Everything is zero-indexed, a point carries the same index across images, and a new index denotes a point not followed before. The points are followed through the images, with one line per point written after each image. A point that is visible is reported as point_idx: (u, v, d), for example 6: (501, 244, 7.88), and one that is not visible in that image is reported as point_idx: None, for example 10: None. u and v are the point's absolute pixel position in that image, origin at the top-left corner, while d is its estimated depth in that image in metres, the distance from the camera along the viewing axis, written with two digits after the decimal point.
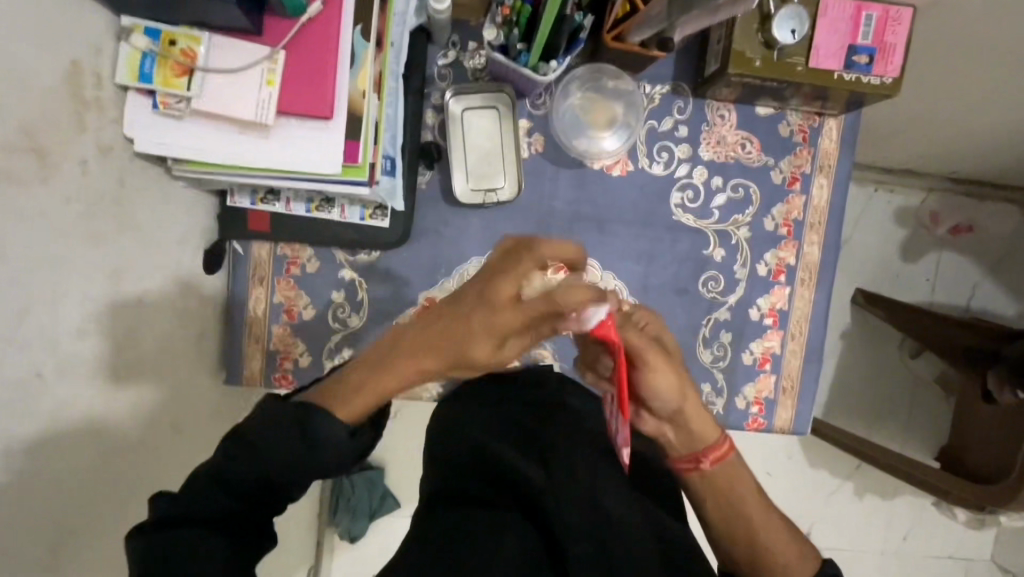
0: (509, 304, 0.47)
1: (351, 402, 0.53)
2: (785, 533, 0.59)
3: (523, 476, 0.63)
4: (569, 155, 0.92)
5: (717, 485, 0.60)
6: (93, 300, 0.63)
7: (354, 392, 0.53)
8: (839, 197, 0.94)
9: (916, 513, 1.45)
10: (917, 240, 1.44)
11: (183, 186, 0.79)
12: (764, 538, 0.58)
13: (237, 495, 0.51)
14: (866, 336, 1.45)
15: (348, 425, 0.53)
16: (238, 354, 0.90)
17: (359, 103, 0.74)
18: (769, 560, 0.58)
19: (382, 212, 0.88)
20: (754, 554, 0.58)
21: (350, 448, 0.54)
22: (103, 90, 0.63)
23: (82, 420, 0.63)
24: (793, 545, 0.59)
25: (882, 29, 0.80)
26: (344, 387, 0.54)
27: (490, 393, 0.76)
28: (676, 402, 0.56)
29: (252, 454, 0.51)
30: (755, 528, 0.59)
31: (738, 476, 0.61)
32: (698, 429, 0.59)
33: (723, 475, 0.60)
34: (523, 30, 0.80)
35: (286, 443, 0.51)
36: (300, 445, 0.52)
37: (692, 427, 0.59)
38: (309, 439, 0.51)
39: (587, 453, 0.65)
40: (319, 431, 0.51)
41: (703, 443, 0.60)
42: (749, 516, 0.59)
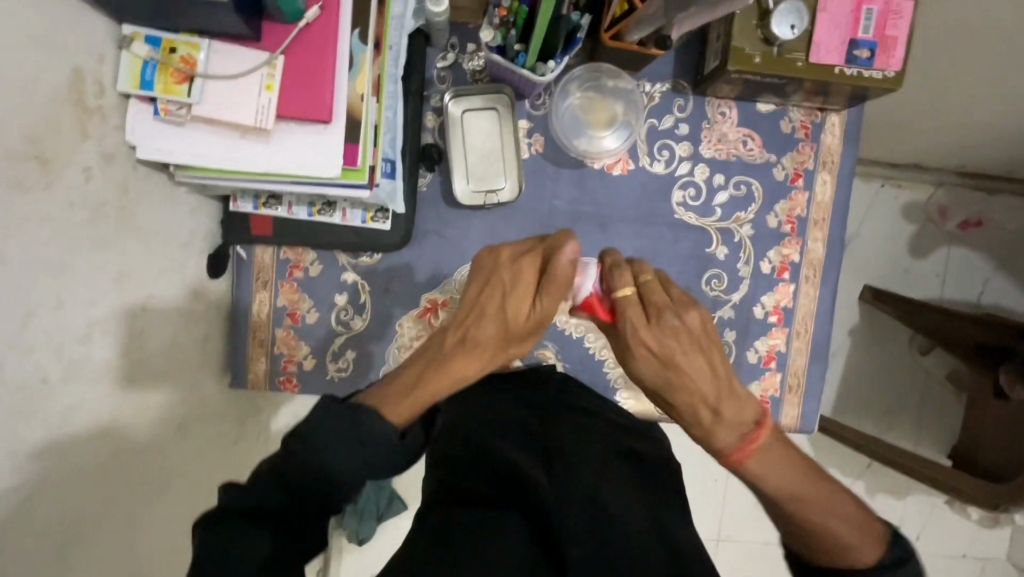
0: (532, 269, 0.60)
1: (399, 404, 0.58)
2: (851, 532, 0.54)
3: (523, 475, 0.62)
4: (570, 154, 0.92)
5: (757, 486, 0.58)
6: (98, 304, 0.64)
7: (402, 397, 0.58)
8: (842, 193, 0.93)
9: (930, 511, 1.43)
10: (926, 235, 1.42)
11: (186, 191, 0.80)
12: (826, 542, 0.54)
13: (289, 492, 0.52)
14: (874, 333, 1.44)
15: (396, 426, 0.56)
16: (243, 356, 0.91)
17: (357, 106, 0.74)
18: (832, 551, 0.54)
19: (383, 215, 0.88)
20: (812, 553, 0.56)
21: (401, 449, 0.56)
22: (105, 98, 0.64)
23: (88, 423, 0.63)
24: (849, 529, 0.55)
25: (882, 22, 0.79)
26: (394, 395, 0.58)
27: (496, 395, 0.77)
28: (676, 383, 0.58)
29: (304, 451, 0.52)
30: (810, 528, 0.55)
31: (783, 466, 0.57)
32: (725, 419, 0.57)
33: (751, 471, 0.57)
34: (521, 30, 0.80)
35: (340, 445, 0.53)
36: (354, 445, 0.53)
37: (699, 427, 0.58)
38: (365, 437, 0.54)
39: (598, 454, 0.65)
40: (371, 429, 0.54)
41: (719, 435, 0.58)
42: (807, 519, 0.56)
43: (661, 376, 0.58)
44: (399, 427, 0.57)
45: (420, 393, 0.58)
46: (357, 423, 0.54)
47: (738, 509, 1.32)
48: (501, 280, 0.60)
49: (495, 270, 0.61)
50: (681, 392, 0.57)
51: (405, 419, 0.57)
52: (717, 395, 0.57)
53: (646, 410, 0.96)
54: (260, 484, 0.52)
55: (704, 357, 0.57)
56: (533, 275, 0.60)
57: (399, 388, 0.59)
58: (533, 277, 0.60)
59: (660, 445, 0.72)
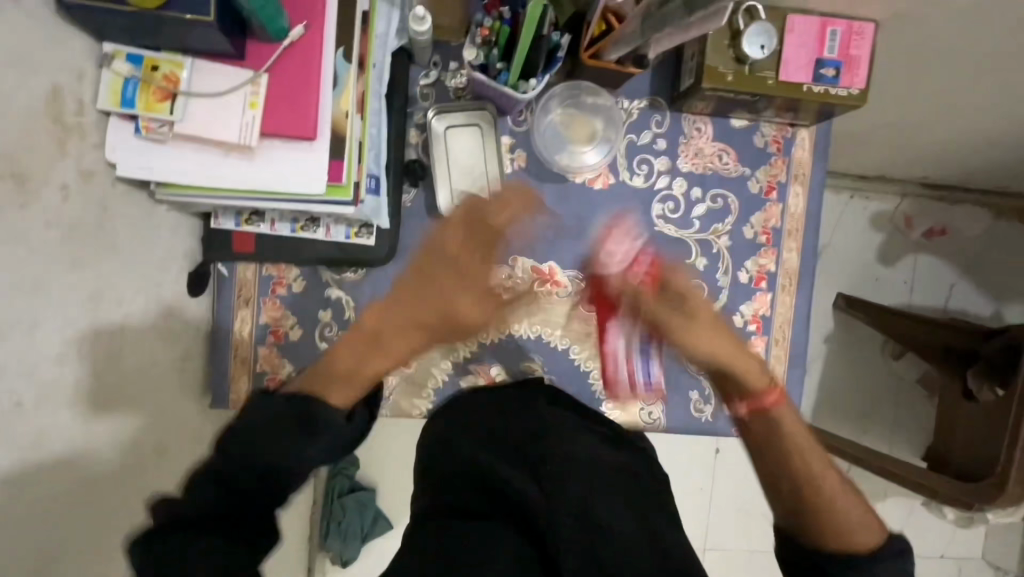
0: (473, 263, 0.64)
1: (346, 387, 0.57)
2: (854, 502, 0.58)
3: (516, 489, 0.64)
4: (552, 170, 0.93)
5: (779, 458, 0.61)
6: (73, 325, 0.62)
7: (336, 381, 0.58)
8: (814, 204, 0.97)
9: (908, 512, 1.46)
10: (893, 244, 1.48)
11: (166, 209, 0.79)
12: (844, 516, 0.56)
13: (229, 488, 0.52)
14: (848, 339, 1.48)
15: (343, 409, 0.56)
16: (224, 376, 0.89)
17: (341, 124, 0.73)
18: (833, 528, 0.56)
19: (368, 231, 0.88)
20: (821, 534, 0.56)
21: (347, 427, 0.56)
22: (84, 116, 0.63)
23: (58, 449, 0.61)
24: (854, 508, 0.57)
25: (846, 43, 0.83)
26: (331, 377, 0.58)
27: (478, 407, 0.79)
28: (719, 351, 0.64)
29: (243, 448, 0.53)
30: (825, 506, 0.57)
31: (798, 433, 0.62)
32: (747, 373, 0.64)
33: (778, 419, 0.62)
34: (503, 49, 0.81)
35: (287, 432, 0.53)
36: (304, 433, 0.54)
37: (742, 369, 0.64)
38: (314, 425, 0.54)
39: (583, 461, 0.66)
40: (318, 414, 0.54)
41: (752, 390, 0.64)
42: (828, 491, 0.58)
43: (714, 343, 0.65)
44: (347, 409, 0.57)
45: (364, 368, 0.59)
46: (308, 419, 0.54)
47: (721, 513, 1.32)
48: (443, 261, 0.63)
49: (451, 295, 0.62)
50: (730, 347, 0.64)
51: (352, 401, 0.57)
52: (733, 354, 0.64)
53: (632, 421, 0.97)
54: (199, 486, 0.52)
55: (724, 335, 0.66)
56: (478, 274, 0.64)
57: (333, 368, 0.59)
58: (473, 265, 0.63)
59: (645, 452, 0.75)
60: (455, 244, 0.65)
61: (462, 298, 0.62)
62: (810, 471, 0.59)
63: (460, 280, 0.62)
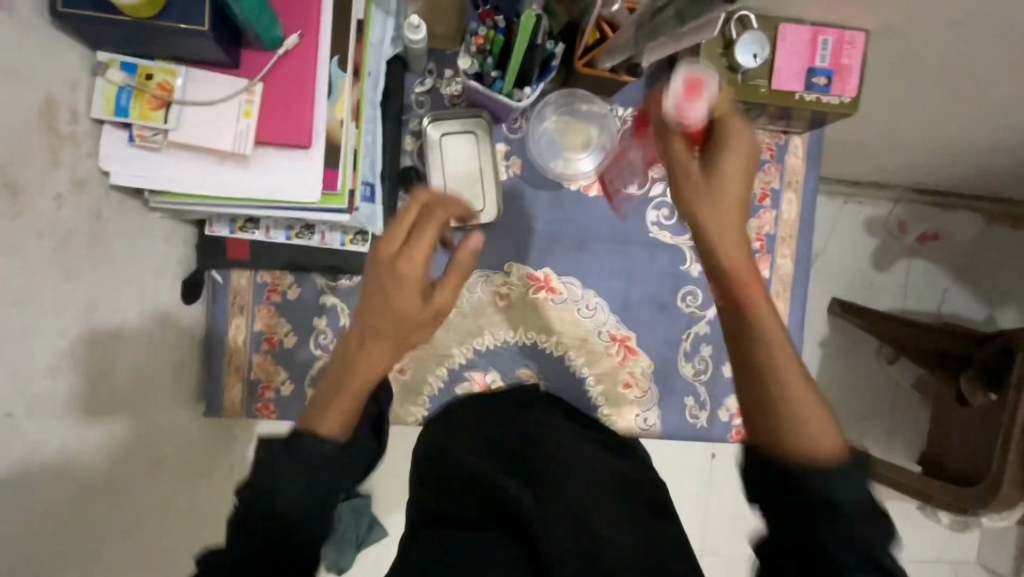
0: (414, 262, 0.56)
1: (333, 415, 0.55)
2: (824, 421, 0.48)
3: (509, 496, 0.64)
4: (547, 177, 0.94)
5: (737, 343, 0.51)
6: (67, 334, 0.62)
7: (327, 410, 0.55)
8: (807, 211, 0.98)
9: (904, 515, 1.46)
10: (887, 249, 1.49)
11: (160, 217, 0.79)
12: (797, 420, 0.47)
13: (253, 540, 0.49)
14: (843, 344, 1.48)
15: (339, 439, 0.54)
16: (218, 384, 0.90)
17: (337, 131, 0.73)
18: (790, 432, 0.47)
19: (362, 238, 0.87)
20: (775, 439, 0.48)
21: (341, 456, 0.54)
22: (78, 125, 0.63)
23: (53, 460, 0.61)
24: (818, 421, 0.47)
25: (838, 52, 0.84)
26: (320, 408, 0.55)
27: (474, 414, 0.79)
28: (715, 228, 0.53)
29: (258, 496, 0.50)
30: (786, 411, 0.48)
31: (779, 333, 0.50)
32: (731, 250, 0.53)
33: (757, 316, 0.50)
34: (498, 58, 0.81)
35: (289, 474, 0.50)
36: (297, 470, 0.51)
37: (727, 248, 0.53)
38: (302, 459, 0.52)
39: (583, 473, 0.65)
40: (306, 447, 0.52)
41: (724, 263, 0.53)
42: (785, 392, 0.48)
43: (714, 206, 0.53)
44: (346, 439, 0.55)
45: (342, 395, 0.56)
46: (296, 453, 0.52)
47: (717, 520, 1.32)
48: (382, 266, 0.56)
49: (392, 295, 0.56)
50: (734, 222, 0.53)
51: (347, 428, 0.56)
52: (731, 238, 0.53)
53: (627, 428, 0.97)
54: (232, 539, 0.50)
55: (727, 208, 0.53)
56: (421, 271, 0.56)
57: (322, 399, 0.56)
58: (420, 260, 0.56)
59: (641, 460, 0.75)
60: (392, 248, 0.56)
61: (406, 297, 0.56)
62: (780, 371, 0.49)
63: (392, 271, 0.56)
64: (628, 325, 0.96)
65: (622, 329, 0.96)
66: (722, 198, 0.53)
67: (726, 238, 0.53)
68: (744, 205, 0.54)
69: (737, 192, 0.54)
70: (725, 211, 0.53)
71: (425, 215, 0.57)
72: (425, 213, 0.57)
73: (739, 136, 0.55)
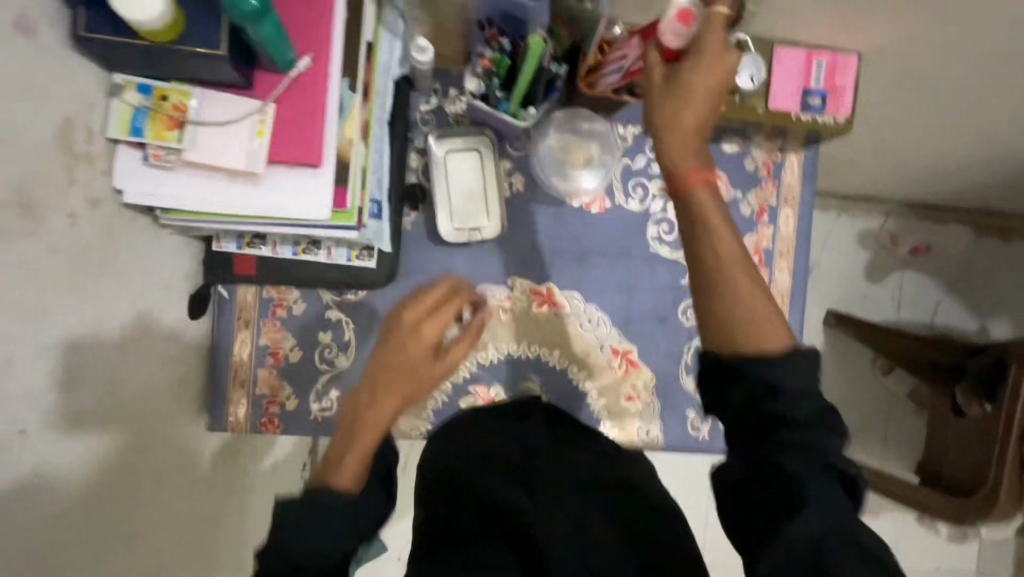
0: (431, 333, 0.66)
1: (347, 470, 0.60)
2: (765, 310, 0.56)
3: (512, 505, 0.65)
4: (550, 193, 0.95)
5: (690, 241, 0.59)
6: (75, 350, 0.62)
7: (341, 461, 0.61)
8: (804, 226, 1.00)
9: (902, 527, 1.47)
10: (880, 261, 1.51)
11: (169, 234, 0.80)
12: (734, 303, 0.56)
13: None
14: (839, 356, 1.50)
15: (352, 491, 0.60)
16: (224, 398, 0.90)
17: (346, 151, 0.74)
18: (734, 317, 0.56)
19: (369, 253, 0.90)
20: (719, 319, 0.56)
21: (358, 507, 0.59)
22: (93, 145, 0.64)
23: (59, 479, 0.61)
24: (757, 310, 0.56)
25: (831, 74, 0.87)
26: (336, 461, 0.61)
27: (475, 417, 0.80)
28: (671, 133, 0.60)
29: (282, 553, 0.54)
30: (725, 294, 0.56)
31: (724, 233, 0.58)
32: (688, 155, 0.60)
33: (703, 214, 0.58)
34: (503, 79, 0.83)
35: (311, 532, 0.55)
36: (322, 527, 0.55)
37: (684, 153, 0.60)
38: (324, 514, 0.56)
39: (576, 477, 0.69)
40: (325, 501, 0.57)
41: (676, 170, 0.60)
42: (726, 280, 0.57)
43: (672, 109, 0.60)
44: (356, 490, 0.60)
45: (355, 448, 0.62)
46: (317, 507, 0.56)
47: (718, 534, 1.32)
48: (403, 330, 0.66)
49: (406, 358, 0.65)
50: (691, 126, 0.60)
51: (356, 479, 0.61)
52: (688, 145, 0.60)
53: (629, 440, 0.98)
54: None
55: (686, 119, 0.60)
56: (434, 339, 0.66)
57: (338, 450, 0.62)
58: (434, 330, 0.66)
59: (647, 472, 0.76)
60: (412, 317, 0.66)
61: (419, 362, 0.65)
62: (722, 263, 0.57)
63: (410, 340, 0.65)
64: (630, 339, 0.98)
65: (624, 343, 0.97)
66: (688, 112, 0.60)
67: (681, 140, 0.60)
68: (704, 117, 0.61)
69: (697, 102, 0.60)
70: (682, 117, 0.60)
71: (446, 297, 0.67)
72: (447, 295, 0.67)
73: (703, 48, 0.60)
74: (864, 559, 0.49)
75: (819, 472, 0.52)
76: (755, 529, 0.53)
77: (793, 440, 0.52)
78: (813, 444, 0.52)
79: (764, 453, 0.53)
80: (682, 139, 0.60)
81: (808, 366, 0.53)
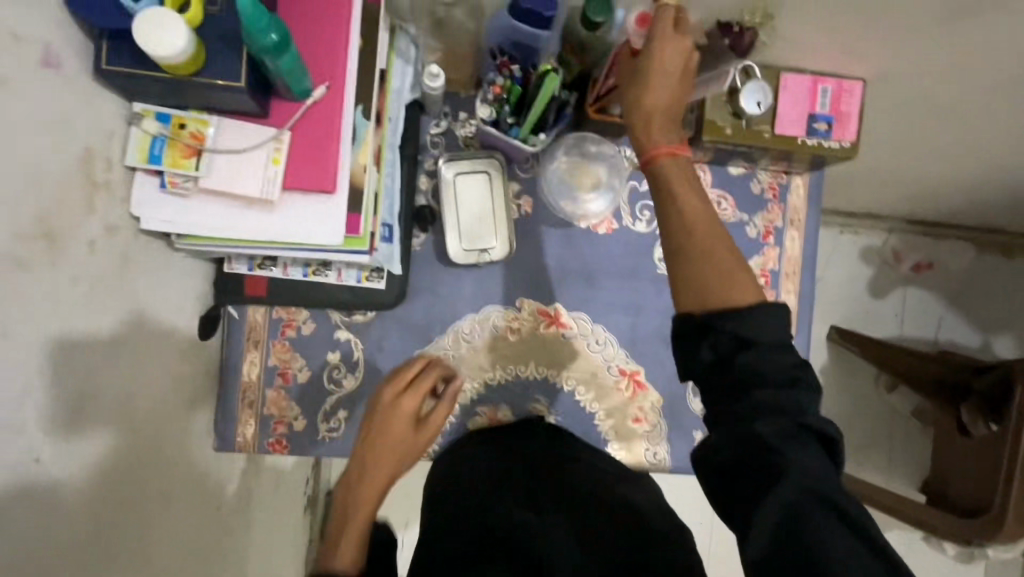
0: (406, 409, 0.78)
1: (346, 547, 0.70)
2: (736, 271, 0.58)
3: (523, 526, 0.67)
4: (557, 215, 0.96)
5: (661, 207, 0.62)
6: (91, 375, 0.63)
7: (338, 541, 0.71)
8: (810, 248, 1.01)
9: (909, 547, 1.46)
10: (883, 277, 1.52)
11: (182, 256, 0.80)
12: (704, 262, 0.58)
13: None
14: (843, 373, 1.50)
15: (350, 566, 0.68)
16: (232, 419, 0.91)
17: (360, 177, 0.76)
18: (706, 274, 0.58)
19: (378, 274, 0.91)
20: (689, 278, 0.59)
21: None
22: (112, 173, 0.65)
23: (74, 505, 0.61)
24: (727, 269, 0.58)
25: (836, 100, 0.88)
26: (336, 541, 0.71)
27: (479, 451, 0.85)
28: (636, 117, 0.64)
29: None
30: (695, 253, 0.59)
31: (692, 197, 0.61)
32: (654, 132, 0.63)
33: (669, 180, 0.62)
34: (514, 106, 0.84)
35: None
36: None
37: (651, 130, 0.63)
38: None
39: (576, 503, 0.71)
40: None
41: (645, 146, 0.63)
42: (694, 240, 0.59)
43: (636, 94, 0.64)
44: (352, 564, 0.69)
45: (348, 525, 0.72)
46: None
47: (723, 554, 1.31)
48: (383, 410, 0.79)
49: (388, 434, 0.77)
50: (654, 105, 0.63)
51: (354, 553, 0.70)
52: (654, 123, 0.63)
53: (637, 462, 0.98)
54: None
55: (649, 101, 0.63)
56: (409, 414, 0.78)
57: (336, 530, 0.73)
58: (408, 407, 0.78)
59: (653, 496, 0.76)
60: (389, 397, 0.79)
61: (399, 435, 0.78)
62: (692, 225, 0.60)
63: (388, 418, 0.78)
64: (637, 360, 0.98)
65: (632, 364, 0.98)
66: (650, 93, 0.63)
67: (645, 121, 0.64)
68: (667, 96, 0.64)
69: (657, 83, 0.63)
70: (644, 101, 0.64)
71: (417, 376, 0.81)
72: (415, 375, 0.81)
73: (657, 27, 0.63)
74: (839, 518, 0.51)
75: (793, 433, 0.53)
76: (739, 500, 0.54)
77: (767, 402, 0.54)
78: (785, 406, 0.54)
79: (741, 419, 0.54)
80: (649, 115, 0.63)
81: (776, 314, 0.56)
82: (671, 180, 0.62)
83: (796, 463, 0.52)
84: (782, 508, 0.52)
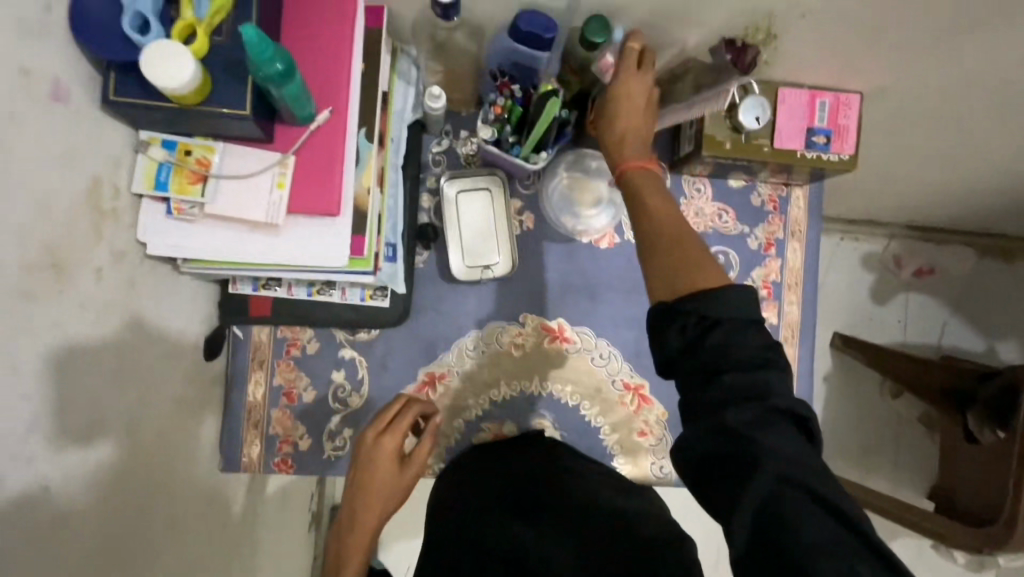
0: (388, 447, 0.84)
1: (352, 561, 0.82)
2: (701, 258, 0.62)
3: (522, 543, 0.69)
4: (559, 231, 0.97)
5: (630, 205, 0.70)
6: (98, 401, 0.63)
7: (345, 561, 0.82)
8: (811, 259, 1.01)
9: (919, 555, 1.45)
10: (885, 283, 1.52)
11: (187, 279, 0.81)
12: (669, 249, 0.64)
13: None
14: (848, 380, 1.50)
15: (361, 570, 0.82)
16: (238, 440, 0.91)
17: (363, 199, 0.76)
18: (672, 260, 0.63)
19: (382, 293, 0.91)
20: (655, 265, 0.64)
21: None
22: (119, 200, 0.65)
23: (82, 532, 0.62)
24: (692, 256, 0.62)
25: (835, 113, 0.89)
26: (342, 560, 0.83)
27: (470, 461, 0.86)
28: (609, 142, 0.75)
29: None
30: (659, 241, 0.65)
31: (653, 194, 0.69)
32: (626, 151, 0.73)
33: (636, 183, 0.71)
34: (515, 125, 0.85)
35: None
36: None
37: (622, 147, 0.73)
38: None
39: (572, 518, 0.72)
40: None
41: (618, 162, 0.74)
42: (657, 228, 0.66)
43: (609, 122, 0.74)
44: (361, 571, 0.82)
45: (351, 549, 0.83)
46: None
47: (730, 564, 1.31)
48: (367, 451, 0.84)
49: (375, 473, 0.83)
50: (622, 127, 0.74)
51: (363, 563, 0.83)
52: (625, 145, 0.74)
53: (643, 476, 0.97)
54: None
55: (619, 126, 0.74)
56: (393, 451, 0.84)
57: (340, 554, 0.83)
58: (390, 444, 0.84)
59: (656, 507, 0.76)
60: (372, 437, 0.84)
61: (385, 472, 0.83)
62: (656, 217, 0.67)
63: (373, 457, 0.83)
64: (642, 373, 0.98)
65: (636, 377, 0.98)
66: (620, 120, 0.74)
67: (617, 142, 0.74)
68: (635, 120, 0.74)
69: (625, 108, 0.74)
70: (615, 126, 0.74)
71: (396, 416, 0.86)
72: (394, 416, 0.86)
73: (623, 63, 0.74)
74: (823, 508, 0.51)
75: (762, 417, 0.53)
76: (722, 490, 0.54)
77: (736, 385, 0.54)
78: (752, 387, 0.54)
79: (711, 408, 0.55)
80: (622, 136, 0.74)
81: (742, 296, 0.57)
82: (641, 186, 0.70)
83: (770, 448, 0.52)
84: (762, 500, 0.51)
